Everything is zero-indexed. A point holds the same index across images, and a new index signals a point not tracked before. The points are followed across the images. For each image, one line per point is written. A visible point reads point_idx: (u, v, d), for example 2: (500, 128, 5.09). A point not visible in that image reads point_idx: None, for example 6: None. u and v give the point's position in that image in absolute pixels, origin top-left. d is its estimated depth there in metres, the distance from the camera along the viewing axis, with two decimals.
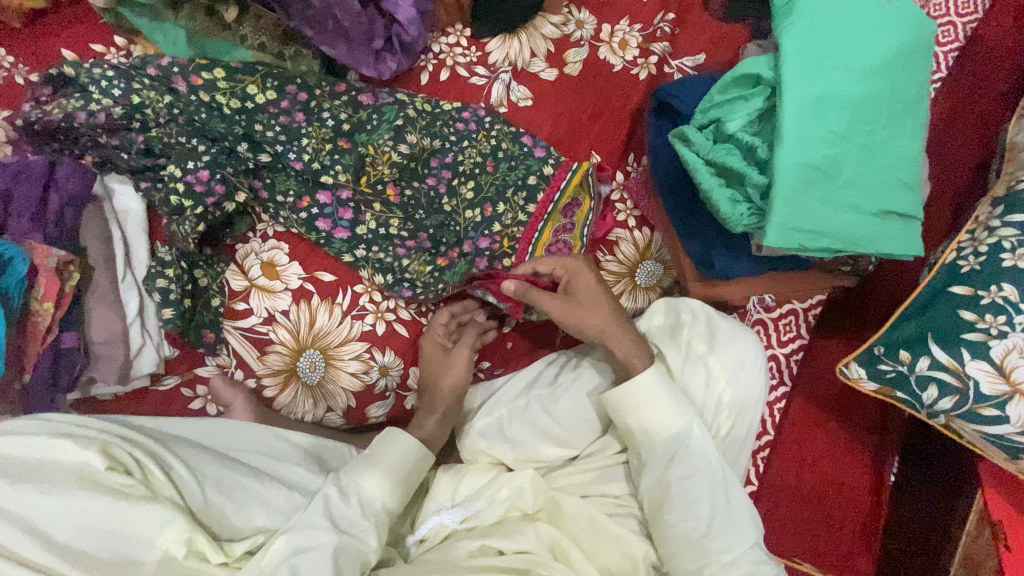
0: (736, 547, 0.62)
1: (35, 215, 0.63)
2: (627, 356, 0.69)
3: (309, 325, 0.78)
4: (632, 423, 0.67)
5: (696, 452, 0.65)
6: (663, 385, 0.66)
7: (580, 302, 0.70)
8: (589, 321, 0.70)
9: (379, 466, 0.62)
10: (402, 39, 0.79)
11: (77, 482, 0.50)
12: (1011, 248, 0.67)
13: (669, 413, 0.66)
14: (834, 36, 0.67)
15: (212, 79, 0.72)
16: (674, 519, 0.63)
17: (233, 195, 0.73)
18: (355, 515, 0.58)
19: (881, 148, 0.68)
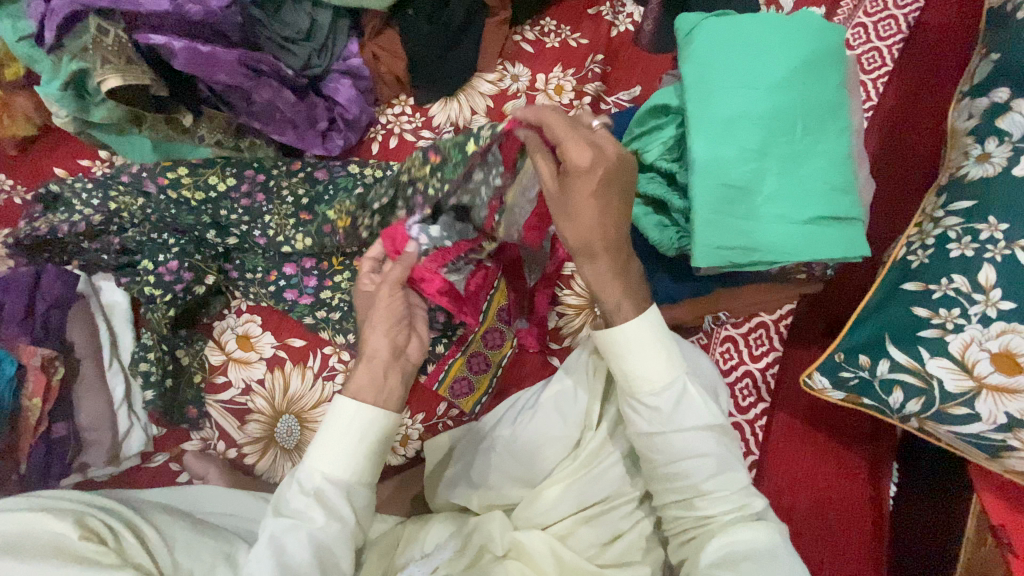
0: (732, 489, 0.56)
1: (23, 318, 0.71)
2: (599, 290, 0.60)
3: (284, 391, 0.83)
4: (619, 371, 0.59)
5: (691, 402, 0.57)
6: (653, 332, 0.58)
7: (574, 204, 0.56)
8: (574, 231, 0.58)
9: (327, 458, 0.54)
10: (346, 117, 0.85)
11: (55, 553, 0.52)
12: (957, 237, 0.64)
13: (661, 360, 0.58)
14: (738, 57, 0.70)
15: (177, 177, 0.78)
16: (672, 466, 0.58)
17: (203, 279, 0.81)
18: (297, 498, 0.53)
19: (801, 157, 0.69)
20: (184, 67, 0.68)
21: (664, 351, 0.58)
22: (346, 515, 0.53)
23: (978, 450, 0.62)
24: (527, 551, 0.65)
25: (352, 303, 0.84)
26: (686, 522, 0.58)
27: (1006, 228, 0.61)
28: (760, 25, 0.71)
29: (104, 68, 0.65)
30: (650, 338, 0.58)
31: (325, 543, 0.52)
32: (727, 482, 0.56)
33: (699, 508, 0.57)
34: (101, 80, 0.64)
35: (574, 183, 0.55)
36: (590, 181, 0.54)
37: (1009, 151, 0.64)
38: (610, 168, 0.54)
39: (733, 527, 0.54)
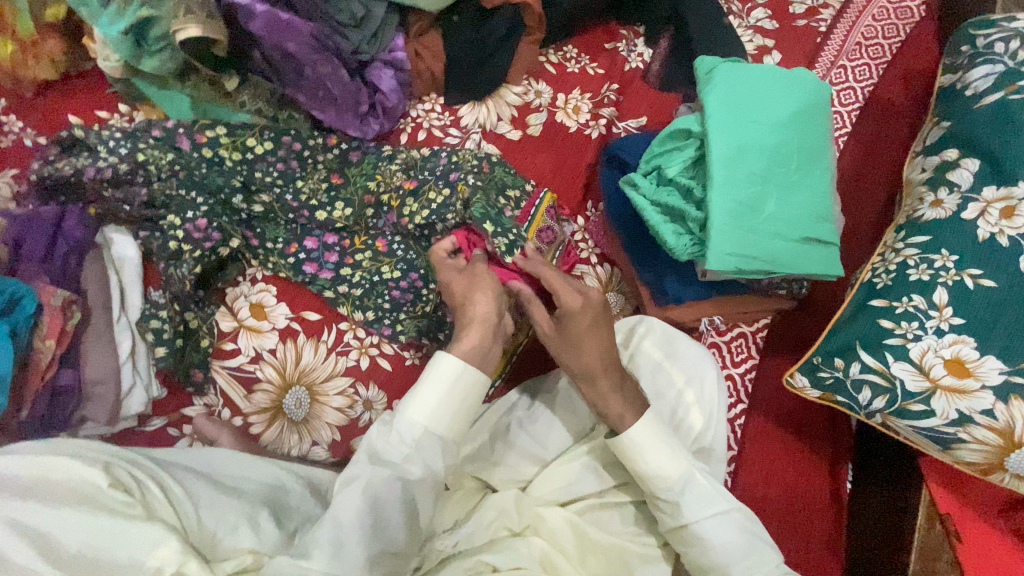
0: (765, 573, 0.59)
1: (43, 258, 0.71)
2: (603, 407, 0.64)
3: (296, 363, 0.82)
4: (633, 474, 0.64)
5: (704, 494, 0.61)
6: (658, 435, 0.63)
7: (568, 337, 0.66)
8: (573, 362, 0.65)
9: (421, 398, 0.58)
10: (385, 105, 0.89)
11: (78, 500, 0.52)
12: (914, 265, 0.77)
13: (669, 457, 0.62)
14: (748, 98, 0.81)
15: (216, 137, 0.80)
16: (700, 551, 0.61)
17: (228, 242, 0.81)
18: (388, 446, 0.56)
19: (796, 186, 0.80)
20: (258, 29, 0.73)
21: (671, 448, 0.63)
22: (433, 469, 0.57)
23: (933, 443, 0.73)
24: (547, 528, 0.69)
25: (373, 281, 0.85)
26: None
27: (956, 258, 0.75)
28: (765, 75, 0.84)
29: (183, 17, 0.66)
30: (657, 439, 0.63)
31: (411, 492, 0.56)
32: (754, 564, 0.59)
33: None
34: (181, 28, 0.66)
35: (568, 325, 0.66)
36: (576, 316, 0.65)
37: (958, 199, 0.79)
38: (594, 312, 0.66)
39: None
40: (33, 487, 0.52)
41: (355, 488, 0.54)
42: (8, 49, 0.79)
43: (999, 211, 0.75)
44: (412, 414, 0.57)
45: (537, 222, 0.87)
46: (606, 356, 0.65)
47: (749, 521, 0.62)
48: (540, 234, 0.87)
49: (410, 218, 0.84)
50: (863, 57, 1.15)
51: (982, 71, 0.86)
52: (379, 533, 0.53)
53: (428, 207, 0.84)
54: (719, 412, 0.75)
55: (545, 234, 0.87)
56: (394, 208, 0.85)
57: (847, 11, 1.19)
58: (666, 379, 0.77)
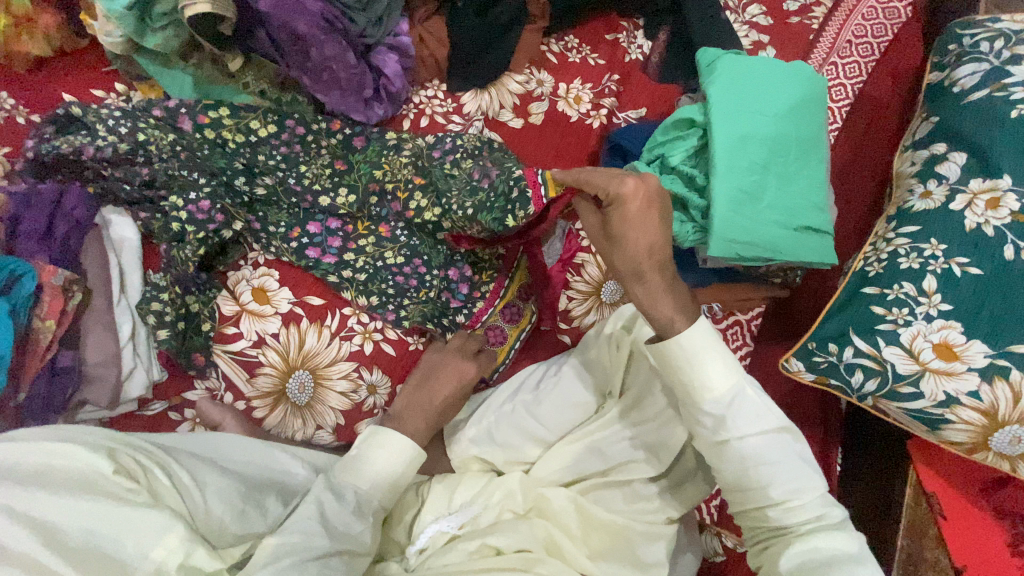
0: (806, 497, 0.59)
1: (42, 236, 0.69)
2: (652, 307, 0.63)
3: (298, 347, 0.81)
4: (679, 380, 0.62)
5: (753, 409, 0.60)
6: (714, 341, 0.61)
7: (613, 238, 0.63)
8: (623, 258, 0.63)
9: (377, 464, 0.68)
10: (389, 90, 0.89)
11: (82, 487, 0.51)
12: (905, 253, 0.80)
13: (722, 367, 0.61)
14: (749, 90, 0.83)
15: (218, 117, 0.79)
16: (743, 472, 0.60)
17: (231, 224, 0.80)
18: (348, 516, 0.62)
19: (795, 176, 0.83)
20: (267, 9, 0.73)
21: (723, 360, 0.61)
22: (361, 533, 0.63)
23: (921, 424, 0.77)
24: (551, 510, 0.71)
25: (377, 266, 0.84)
26: (765, 530, 0.61)
27: (944, 247, 0.78)
28: (765, 66, 0.85)
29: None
30: (712, 346, 0.61)
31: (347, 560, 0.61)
32: (795, 486, 0.59)
33: (773, 518, 0.59)
34: (191, 4, 0.66)
35: (616, 220, 0.62)
36: (623, 209, 0.61)
37: (946, 191, 0.82)
38: (641, 200, 0.61)
39: (808, 534, 0.57)
40: (36, 473, 0.51)
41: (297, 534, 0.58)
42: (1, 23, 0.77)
43: (984, 202, 0.78)
44: (367, 489, 0.66)
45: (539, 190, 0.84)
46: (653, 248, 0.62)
47: (795, 444, 0.61)
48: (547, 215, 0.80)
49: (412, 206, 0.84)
50: (853, 54, 1.19)
51: (968, 69, 0.89)
52: None
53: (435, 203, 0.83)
54: None
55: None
56: (402, 198, 0.84)
57: (840, 9, 1.21)
58: None
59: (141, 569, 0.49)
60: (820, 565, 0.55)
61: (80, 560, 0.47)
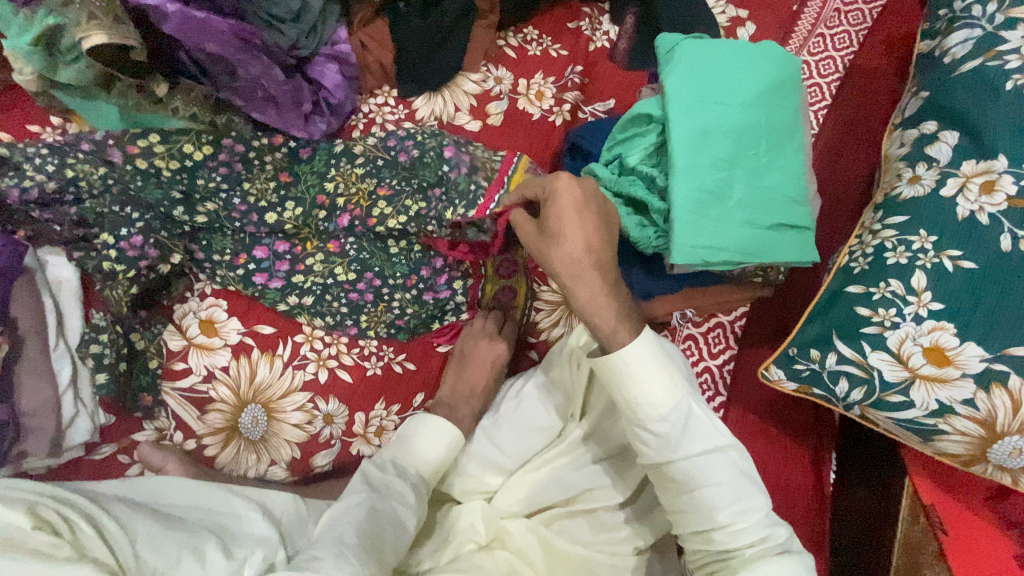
0: (751, 520, 0.54)
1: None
2: (595, 313, 0.58)
3: (250, 380, 0.79)
4: (619, 395, 0.57)
5: (700, 427, 0.55)
6: (655, 356, 0.55)
7: (551, 234, 0.61)
8: (559, 256, 0.60)
9: (415, 437, 0.70)
10: (330, 102, 0.85)
11: (2, 543, 0.49)
12: (892, 247, 0.73)
13: (665, 383, 0.55)
14: (711, 77, 0.76)
15: (149, 146, 0.76)
16: (684, 493, 0.55)
17: (168, 258, 0.76)
18: (390, 480, 0.65)
19: (766, 169, 0.76)
20: (174, 30, 0.67)
21: (666, 373, 0.56)
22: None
23: (915, 435, 0.70)
24: (513, 541, 0.67)
25: (327, 285, 0.81)
26: (709, 554, 0.56)
27: (934, 239, 0.71)
28: (729, 50, 0.78)
29: (88, 23, 0.61)
30: (653, 360, 0.55)
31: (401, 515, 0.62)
32: (742, 511, 0.54)
33: (716, 541, 0.54)
34: (84, 35, 0.61)
35: (551, 216, 0.61)
36: (558, 204, 0.61)
37: (936, 175, 0.74)
38: (578, 197, 0.61)
39: (753, 562, 0.52)
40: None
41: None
42: None
43: (978, 186, 0.71)
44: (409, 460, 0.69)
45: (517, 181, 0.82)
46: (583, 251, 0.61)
47: (744, 463, 0.56)
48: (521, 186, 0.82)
49: (375, 215, 0.80)
50: (842, 24, 1.10)
51: (959, 37, 0.81)
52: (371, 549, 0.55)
53: (404, 214, 0.79)
54: None
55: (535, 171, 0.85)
56: (361, 208, 0.81)
57: None
58: None
59: None
60: None
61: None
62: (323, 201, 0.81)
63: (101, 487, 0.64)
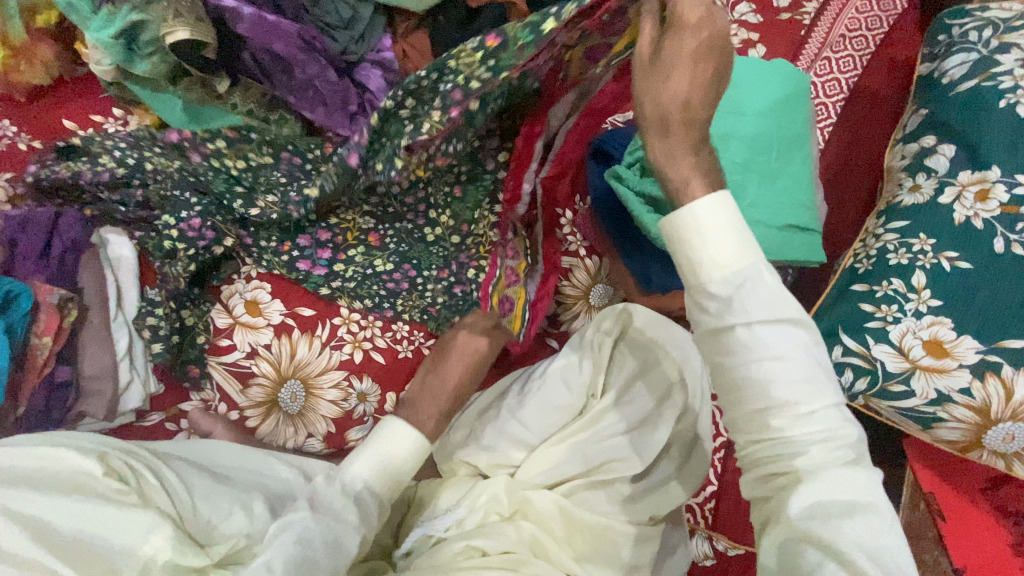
0: (817, 404, 0.48)
1: (40, 257, 0.73)
2: (669, 168, 0.53)
3: (290, 357, 0.83)
4: (678, 257, 0.52)
5: (769, 296, 0.49)
6: (732, 214, 0.50)
7: (662, 66, 0.52)
8: (668, 95, 0.52)
9: (369, 448, 0.68)
10: (373, 103, 0.88)
11: (74, 489, 0.54)
12: (894, 249, 0.79)
13: (734, 245, 0.50)
14: (729, 87, 0.83)
15: (215, 142, 0.82)
16: (744, 369, 0.49)
17: (223, 240, 0.82)
18: (333, 497, 0.63)
19: (778, 174, 0.82)
20: (246, 30, 0.75)
21: (738, 236, 0.51)
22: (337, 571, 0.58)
23: (915, 422, 0.75)
24: (536, 512, 0.71)
25: (367, 274, 0.87)
26: (757, 445, 0.51)
27: (933, 242, 0.77)
28: (746, 65, 0.85)
29: (173, 20, 0.70)
30: (728, 220, 0.50)
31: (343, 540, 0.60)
32: (807, 391, 0.48)
33: (773, 427, 0.49)
34: (170, 31, 0.70)
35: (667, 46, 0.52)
36: (683, 43, 0.51)
37: (935, 184, 0.81)
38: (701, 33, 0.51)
39: (818, 460, 0.47)
40: (33, 475, 0.55)
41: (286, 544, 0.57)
42: None
43: (973, 195, 0.77)
44: (356, 473, 0.66)
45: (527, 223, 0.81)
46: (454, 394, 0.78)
47: (809, 342, 0.50)
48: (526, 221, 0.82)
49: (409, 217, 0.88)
50: (847, 48, 1.17)
51: (958, 59, 0.88)
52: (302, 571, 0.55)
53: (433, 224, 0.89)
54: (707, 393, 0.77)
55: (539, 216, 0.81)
56: (392, 214, 0.88)
57: (833, 2, 1.20)
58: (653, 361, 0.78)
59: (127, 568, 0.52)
60: (830, 507, 0.46)
61: (67, 558, 0.50)
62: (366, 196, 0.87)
63: (160, 446, 0.69)
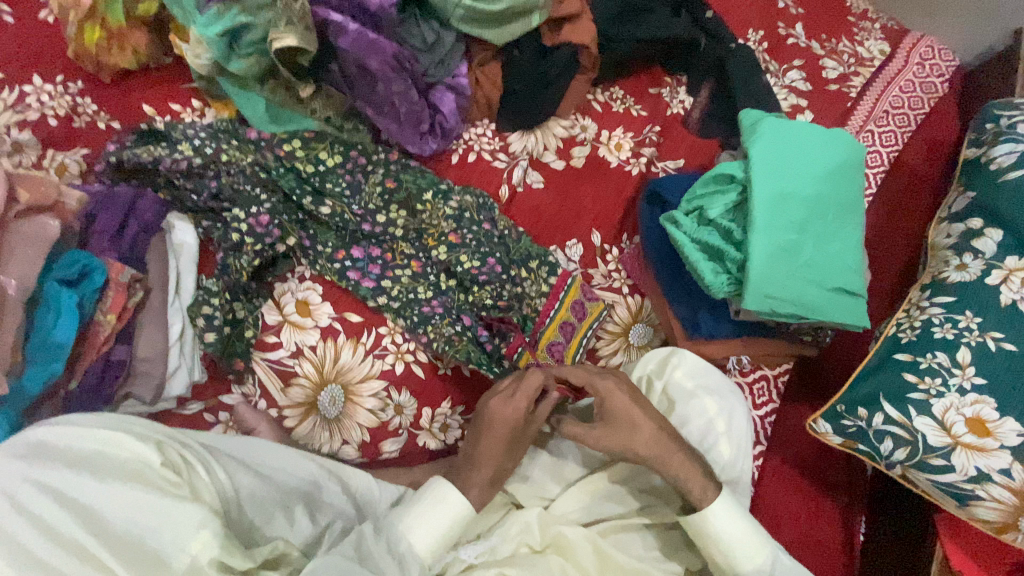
0: None
1: (114, 235, 0.74)
2: (684, 479, 0.68)
3: (334, 362, 0.82)
4: (718, 557, 0.67)
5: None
6: (741, 515, 0.67)
7: (619, 425, 0.70)
8: (647, 424, 0.70)
9: (419, 506, 0.65)
10: (444, 126, 0.93)
11: (130, 478, 0.53)
12: (939, 323, 0.81)
13: (755, 540, 0.66)
14: (791, 149, 0.86)
15: (292, 149, 0.86)
16: None
17: (287, 238, 0.83)
18: (378, 553, 0.60)
19: (832, 237, 0.84)
20: (349, 45, 0.80)
21: (754, 531, 0.67)
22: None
23: (951, 499, 0.75)
24: (569, 548, 0.70)
25: (408, 298, 0.85)
26: None
27: (979, 320, 0.79)
28: (807, 130, 0.89)
29: (285, 27, 0.74)
30: (739, 520, 0.67)
31: None
32: None
33: None
34: (280, 37, 0.74)
35: (619, 411, 0.70)
36: (631, 408, 0.71)
37: (982, 265, 0.83)
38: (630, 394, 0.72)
39: None
40: (90, 458, 0.54)
41: (346, 562, 0.58)
42: (96, 37, 0.84)
43: (1020, 279, 0.80)
44: (401, 531, 0.63)
45: (569, 300, 0.88)
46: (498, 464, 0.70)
47: None
48: (574, 307, 0.88)
49: (455, 247, 0.86)
50: (890, 124, 1.20)
51: (1006, 148, 0.91)
52: None
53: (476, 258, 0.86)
54: (747, 447, 0.78)
55: (579, 306, 0.89)
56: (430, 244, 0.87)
57: (876, 81, 1.25)
58: (699, 407, 0.79)
59: (175, 564, 0.50)
60: None
61: (120, 552, 0.49)
62: (429, 209, 0.88)
63: (210, 437, 0.68)
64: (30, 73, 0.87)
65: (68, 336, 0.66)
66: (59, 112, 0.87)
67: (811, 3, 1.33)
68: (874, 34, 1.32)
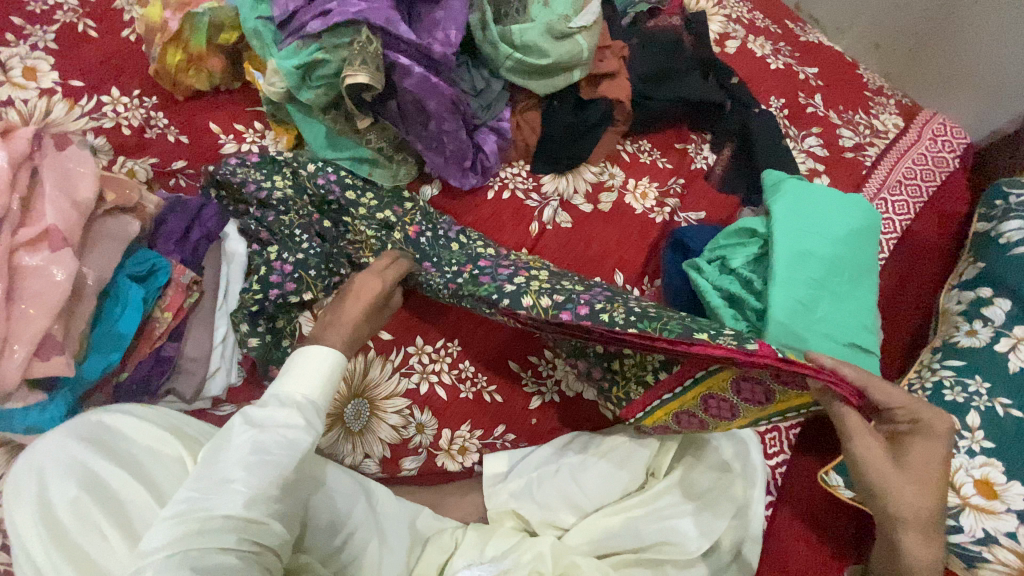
0: None
1: (179, 238, 0.81)
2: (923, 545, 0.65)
3: (362, 376, 0.85)
4: None
5: None
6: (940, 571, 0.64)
7: (931, 469, 0.64)
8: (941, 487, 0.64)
9: (296, 365, 0.63)
10: (484, 164, 1.01)
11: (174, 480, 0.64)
12: (949, 385, 0.83)
13: None
14: (813, 212, 0.92)
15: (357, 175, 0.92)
16: None
17: (302, 293, 0.82)
18: (273, 410, 0.59)
19: (848, 296, 0.88)
20: (411, 85, 0.87)
21: None
22: (315, 428, 0.61)
23: (959, 560, 0.75)
24: None
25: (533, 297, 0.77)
26: None
27: (987, 386, 0.82)
28: (827, 195, 0.94)
29: (358, 65, 0.81)
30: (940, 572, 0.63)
31: (295, 438, 0.59)
32: None
33: None
34: (352, 74, 0.81)
35: (922, 451, 0.65)
36: (938, 453, 0.65)
37: (991, 333, 0.87)
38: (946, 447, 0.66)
39: None
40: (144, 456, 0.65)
41: (234, 435, 0.57)
42: (177, 58, 0.92)
43: None
44: (289, 391, 0.62)
45: (703, 392, 0.69)
46: (361, 330, 0.72)
47: None
48: (706, 401, 0.70)
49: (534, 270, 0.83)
50: (903, 194, 1.26)
51: (1016, 224, 0.96)
52: (262, 467, 0.56)
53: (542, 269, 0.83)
54: (763, 493, 0.80)
55: (715, 401, 0.70)
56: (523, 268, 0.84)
57: (890, 153, 1.32)
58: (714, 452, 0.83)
59: None
60: None
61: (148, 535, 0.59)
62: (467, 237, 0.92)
63: None
64: (109, 85, 0.95)
65: (127, 330, 0.72)
66: (133, 123, 0.94)
67: (829, 77, 1.42)
68: (889, 109, 1.40)
